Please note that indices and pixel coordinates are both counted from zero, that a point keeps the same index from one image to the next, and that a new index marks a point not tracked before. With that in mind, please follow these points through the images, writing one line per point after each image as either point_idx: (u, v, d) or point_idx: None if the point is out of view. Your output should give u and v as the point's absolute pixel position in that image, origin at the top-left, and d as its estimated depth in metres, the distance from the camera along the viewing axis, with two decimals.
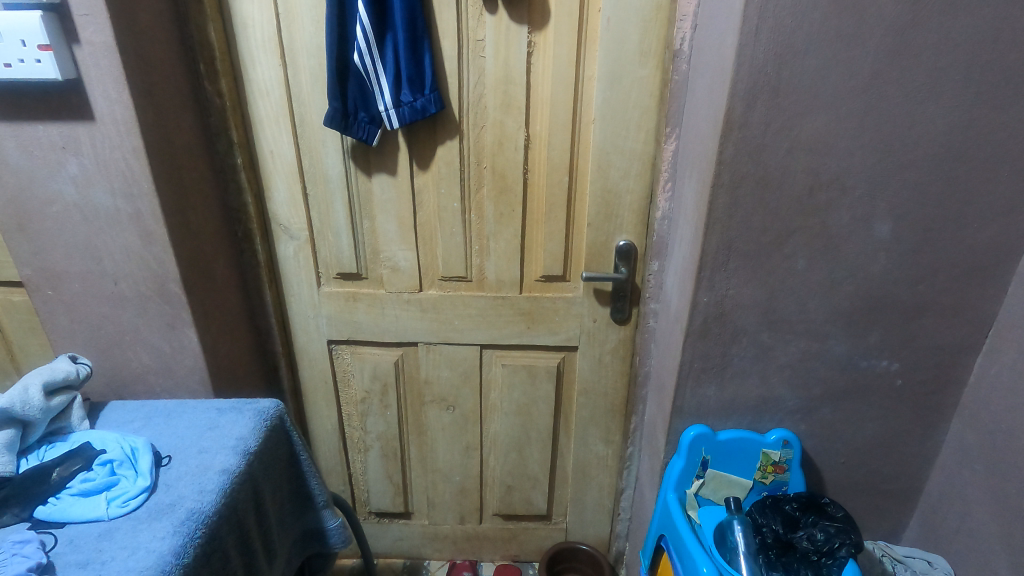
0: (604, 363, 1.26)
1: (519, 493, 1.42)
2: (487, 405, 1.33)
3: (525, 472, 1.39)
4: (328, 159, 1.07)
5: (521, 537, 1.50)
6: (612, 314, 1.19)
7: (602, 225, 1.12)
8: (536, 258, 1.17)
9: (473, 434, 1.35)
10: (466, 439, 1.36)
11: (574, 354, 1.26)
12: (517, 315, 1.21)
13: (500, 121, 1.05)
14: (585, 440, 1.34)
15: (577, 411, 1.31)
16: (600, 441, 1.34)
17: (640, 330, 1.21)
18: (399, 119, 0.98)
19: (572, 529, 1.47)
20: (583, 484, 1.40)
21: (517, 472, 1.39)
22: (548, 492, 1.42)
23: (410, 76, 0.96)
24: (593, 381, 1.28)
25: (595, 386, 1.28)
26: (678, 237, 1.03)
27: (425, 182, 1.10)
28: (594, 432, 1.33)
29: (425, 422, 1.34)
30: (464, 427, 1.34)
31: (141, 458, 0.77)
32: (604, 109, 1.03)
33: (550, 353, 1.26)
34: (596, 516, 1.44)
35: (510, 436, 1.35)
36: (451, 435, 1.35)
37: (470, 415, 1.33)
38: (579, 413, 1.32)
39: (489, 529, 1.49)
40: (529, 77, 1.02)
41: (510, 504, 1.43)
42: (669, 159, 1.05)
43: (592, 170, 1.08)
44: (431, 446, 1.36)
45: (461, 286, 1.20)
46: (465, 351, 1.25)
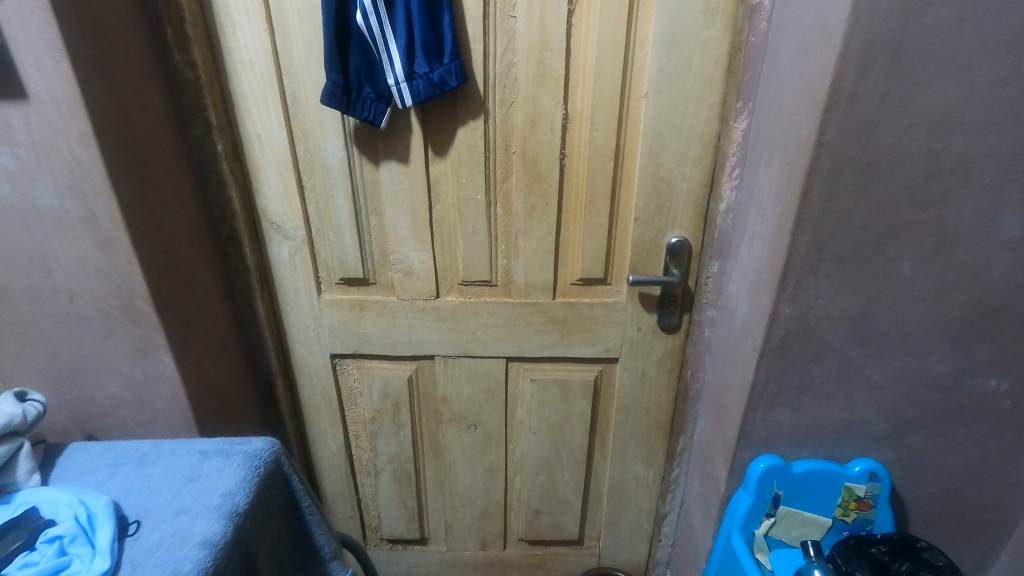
0: (647, 376, 1.10)
1: (547, 516, 1.27)
2: (513, 423, 1.17)
3: (555, 495, 1.24)
4: (327, 144, 0.89)
5: (549, 563, 1.35)
6: (659, 321, 1.04)
7: (651, 219, 0.96)
8: (572, 259, 1.00)
9: (497, 455, 1.20)
10: (489, 460, 1.20)
11: (612, 366, 1.11)
12: (549, 323, 1.05)
13: (534, 95, 0.87)
14: (623, 459, 1.19)
15: (615, 429, 1.16)
16: (640, 461, 1.19)
17: (691, 340, 1.05)
18: (413, 95, 0.81)
19: (605, 554, 1.32)
20: (620, 506, 1.25)
21: (546, 495, 1.24)
22: (580, 516, 1.27)
23: (424, 41, 0.78)
24: (634, 396, 1.12)
25: (636, 401, 1.13)
26: (748, 236, 0.86)
27: (445, 171, 0.93)
28: (633, 450, 1.18)
29: (444, 443, 1.19)
30: (487, 447, 1.19)
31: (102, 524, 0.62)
32: (659, 81, 0.85)
33: (586, 365, 1.10)
34: (633, 539, 1.30)
35: (538, 457, 1.19)
36: (473, 455, 1.20)
37: (494, 435, 1.18)
38: (618, 432, 1.16)
39: (514, 555, 1.34)
40: (570, 41, 0.84)
41: (537, 528, 1.28)
42: (738, 140, 0.87)
43: (641, 155, 0.91)
44: (450, 467, 1.21)
45: (485, 291, 1.03)
46: (489, 364, 1.09)
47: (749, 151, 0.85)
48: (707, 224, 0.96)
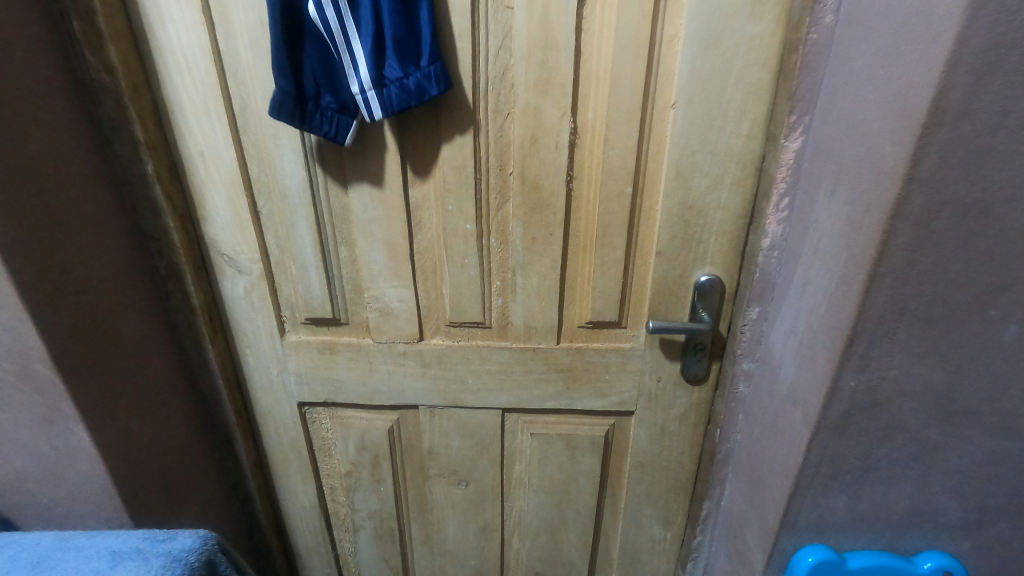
0: (667, 431, 0.94)
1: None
2: (510, 479, 1.02)
3: (558, 557, 1.08)
4: (284, 163, 0.74)
5: None
6: (684, 372, 0.88)
7: (676, 254, 0.79)
8: (580, 298, 0.84)
9: (492, 514, 1.05)
10: (483, 519, 1.05)
11: (627, 420, 0.95)
12: (553, 372, 0.89)
13: (534, 105, 0.70)
14: (637, 521, 1.03)
15: (629, 488, 1.00)
16: (657, 523, 1.03)
17: (720, 393, 0.89)
18: (383, 107, 0.64)
19: None
20: (632, 570, 1.09)
21: (548, 557, 1.08)
22: None
23: (396, 38, 0.61)
24: (652, 452, 0.96)
25: (654, 458, 0.97)
26: (800, 283, 0.69)
27: (427, 195, 0.77)
28: (649, 512, 1.02)
29: (432, 499, 1.04)
30: (481, 505, 1.04)
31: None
32: (690, 88, 0.69)
33: (595, 418, 0.94)
34: None
35: (538, 517, 1.04)
36: (465, 512, 1.05)
37: (489, 492, 1.02)
38: (632, 491, 1.01)
39: None
40: (580, 38, 0.67)
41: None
42: (789, 162, 0.69)
43: (665, 178, 0.74)
44: (438, 525, 1.06)
45: (476, 334, 0.88)
46: (483, 416, 0.94)
47: (804, 177, 0.67)
48: (746, 261, 0.79)
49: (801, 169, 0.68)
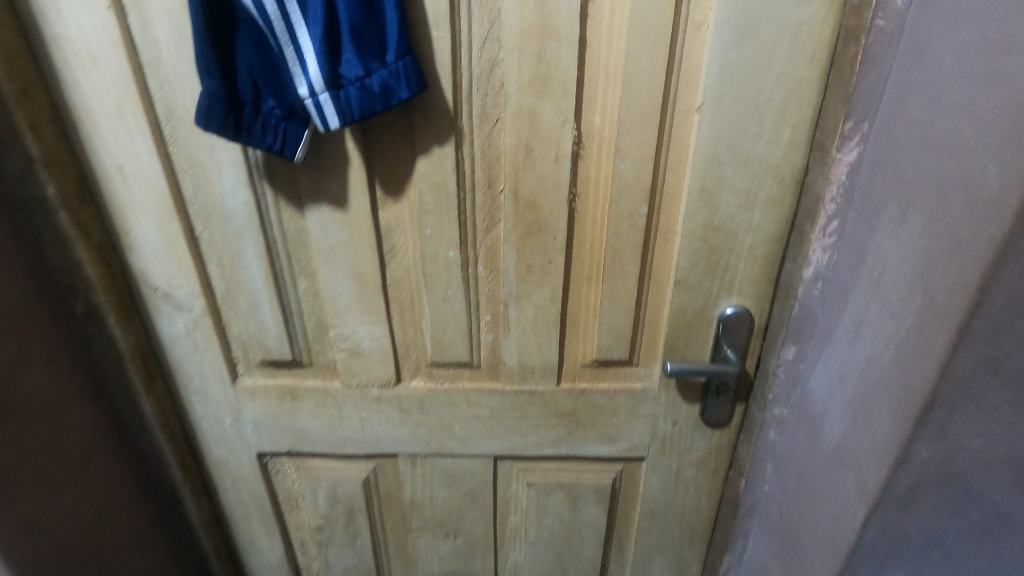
0: (683, 478, 0.83)
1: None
2: (504, 530, 0.89)
3: None
4: (223, 181, 0.60)
5: None
6: (704, 416, 0.76)
7: (698, 283, 0.67)
8: (586, 333, 0.71)
9: (483, 567, 0.93)
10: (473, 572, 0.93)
11: (637, 466, 0.83)
12: (552, 416, 0.77)
13: (530, 109, 0.57)
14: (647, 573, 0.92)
15: (638, 539, 0.88)
16: (668, 575, 0.92)
17: (745, 439, 0.77)
18: (339, 113, 0.51)
19: None
20: None
21: None
22: None
23: (354, 25, 0.48)
24: (665, 501, 0.85)
25: (667, 507, 0.85)
26: (854, 324, 0.57)
27: (401, 216, 0.64)
28: (661, 563, 0.91)
29: (416, 553, 0.91)
30: (471, 558, 0.92)
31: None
32: (721, 87, 0.56)
33: (600, 465, 0.82)
34: None
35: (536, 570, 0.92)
36: (453, 566, 0.93)
37: (480, 545, 0.90)
38: (642, 542, 0.89)
39: None
40: (585, 25, 0.54)
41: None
42: (842, 179, 0.57)
43: (687, 195, 0.62)
44: None
45: (463, 375, 0.75)
46: (472, 464, 0.82)
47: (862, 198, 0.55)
48: (783, 292, 0.67)
49: (857, 187, 0.55)
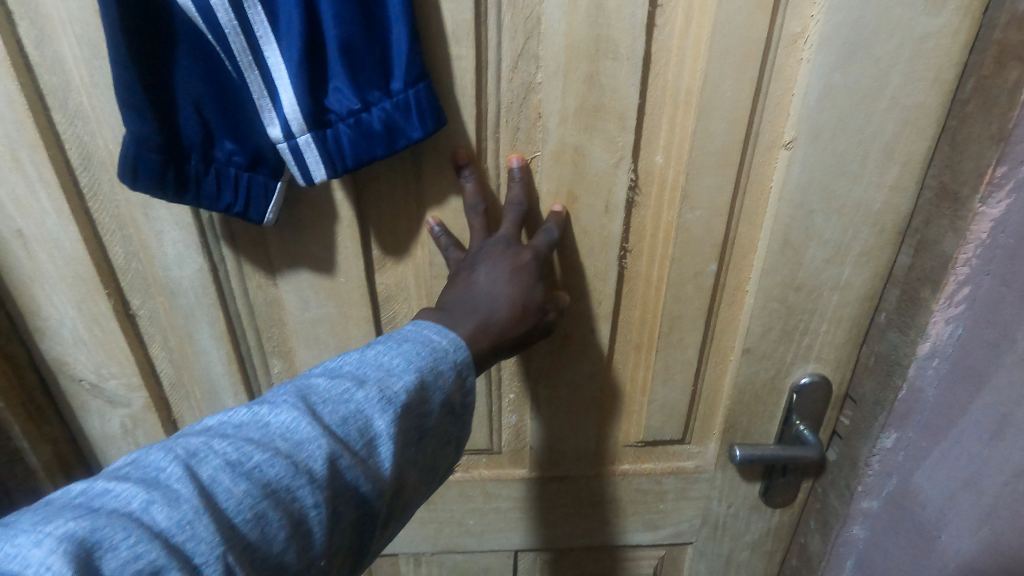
0: (735, 564, 0.70)
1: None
2: None
3: None
4: (166, 246, 0.45)
5: None
6: (766, 496, 0.63)
7: (770, 350, 0.55)
8: (628, 410, 0.59)
9: None
10: None
11: (680, 551, 0.70)
12: (584, 504, 0.64)
13: (574, 147, 0.44)
14: None
15: None
16: None
17: (817, 530, 0.63)
18: (327, 159, 0.37)
19: None
20: None
21: None
22: None
23: (346, 41, 0.34)
24: None
25: None
26: (991, 423, 0.50)
27: (402, 282, 0.50)
28: None
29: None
30: None
31: (153, 499, 0.27)
32: (819, 118, 0.44)
33: (638, 552, 0.70)
34: None
35: None
36: None
37: None
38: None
39: None
40: (651, 42, 0.41)
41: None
42: (982, 237, 0.43)
43: (765, 249, 0.50)
44: None
45: (478, 462, 0.62)
46: (487, 561, 0.68)
47: (1008, 262, 0.44)
48: (881, 367, 0.52)
49: (1002, 250, 0.44)
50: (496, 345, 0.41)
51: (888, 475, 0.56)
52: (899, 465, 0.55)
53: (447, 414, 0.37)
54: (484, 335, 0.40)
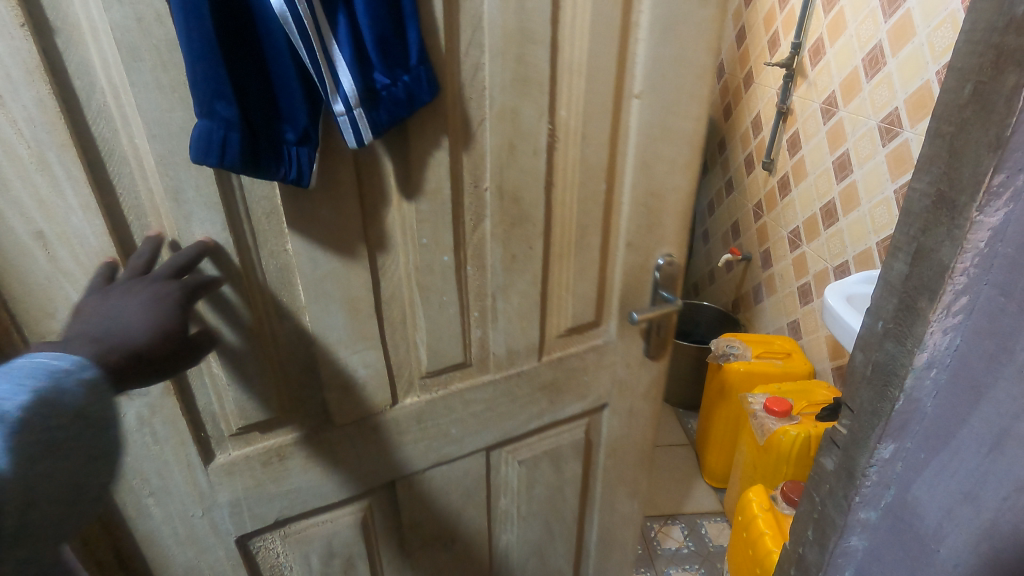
0: (635, 414, 0.94)
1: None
2: (494, 518, 0.91)
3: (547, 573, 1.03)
4: (191, 225, 0.51)
5: None
6: (648, 352, 0.86)
7: (641, 243, 0.76)
8: (556, 309, 0.77)
9: (479, 561, 0.93)
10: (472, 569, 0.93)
11: (598, 416, 0.91)
12: (536, 391, 0.81)
13: (512, 108, 0.60)
14: (613, 505, 1.02)
15: (599, 479, 0.98)
16: (630, 500, 1.04)
17: (815, 539, 0.69)
18: (375, 124, 0.49)
19: None
20: (608, 551, 1.08)
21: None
22: None
23: (379, 33, 0.47)
24: (622, 438, 0.95)
25: (626, 441, 0.96)
26: (990, 437, 0.54)
27: (391, 233, 0.61)
28: (622, 491, 1.02)
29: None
30: (469, 558, 0.91)
31: None
32: (654, 75, 0.65)
33: (572, 425, 0.89)
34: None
35: (525, 544, 0.96)
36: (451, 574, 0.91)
37: (476, 540, 0.90)
38: (607, 481, 0.99)
39: None
40: (556, 29, 0.58)
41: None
42: (977, 247, 0.48)
43: (631, 169, 0.70)
44: None
45: (454, 378, 0.74)
46: (466, 464, 0.82)
47: (1007, 271, 0.50)
48: (878, 376, 0.57)
49: (1000, 259, 0.49)
50: (135, 361, 0.46)
51: (884, 483, 0.62)
52: (898, 476, 0.61)
53: (81, 422, 0.39)
54: (121, 352, 0.45)
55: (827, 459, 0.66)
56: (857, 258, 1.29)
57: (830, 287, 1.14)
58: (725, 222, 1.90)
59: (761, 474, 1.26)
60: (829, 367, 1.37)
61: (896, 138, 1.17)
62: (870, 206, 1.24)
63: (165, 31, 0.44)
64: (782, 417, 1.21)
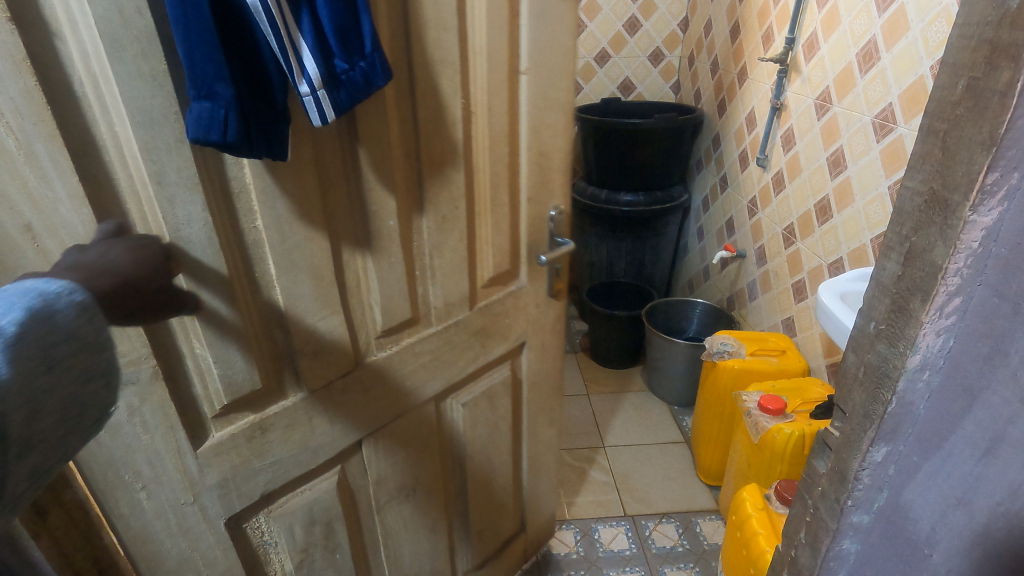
0: (547, 350, 1.03)
1: (490, 531, 1.13)
2: (445, 462, 0.95)
3: (493, 506, 1.10)
4: (178, 209, 0.51)
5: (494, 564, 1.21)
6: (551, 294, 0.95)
7: (540, 199, 0.85)
8: (480, 261, 0.82)
9: (438, 508, 0.96)
10: (432, 517, 0.96)
11: (519, 355, 0.98)
12: (469, 338, 0.85)
13: (431, 86, 0.64)
14: (538, 433, 1.12)
15: (524, 411, 1.06)
16: (552, 428, 1.15)
17: (807, 543, 0.61)
18: (337, 107, 0.50)
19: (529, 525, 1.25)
20: (536, 476, 1.19)
21: (487, 511, 1.09)
22: (514, 509, 1.18)
23: (337, 23, 0.48)
24: (541, 372, 1.05)
25: (542, 375, 1.05)
26: (982, 441, 0.47)
27: (345, 200, 0.63)
28: (546, 420, 1.12)
29: (386, 534, 0.89)
30: (429, 507, 0.94)
31: None
32: (537, 52, 0.73)
33: (496, 365, 0.95)
34: (548, 495, 1.26)
35: (474, 480, 1.01)
36: (416, 524, 0.93)
37: (434, 487, 0.94)
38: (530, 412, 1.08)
39: None
40: (460, 13, 0.64)
41: (483, 550, 1.13)
42: (972, 244, 0.42)
43: (527, 135, 0.78)
44: (394, 551, 0.91)
45: (403, 333, 0.77)
46: (419, 414, 0.85)
47: (1000, 272, 0.43)
48: (871, 378, 0.50)
49: (995, 257, 0.42)
50: (129, 291, 0.47)
51: (877, 489, 0.54)
52: (889, 479, 0.53)
53: (74, 345, 0.40)
54: (110, 277, 0.46)
55: (818, 460, 0.58)
56: (851, 256, 1.28)
57: (822, 287, 1.12)
58: (720, 218, 1.92)
59: (755, 473, 1.25)
60: (825, 365, 1.37)
61: (890, 134, 1.16)
62: (864, 203, 1.24)
63: (144, 22, 0.44)
64: (775, 415, 1.21)
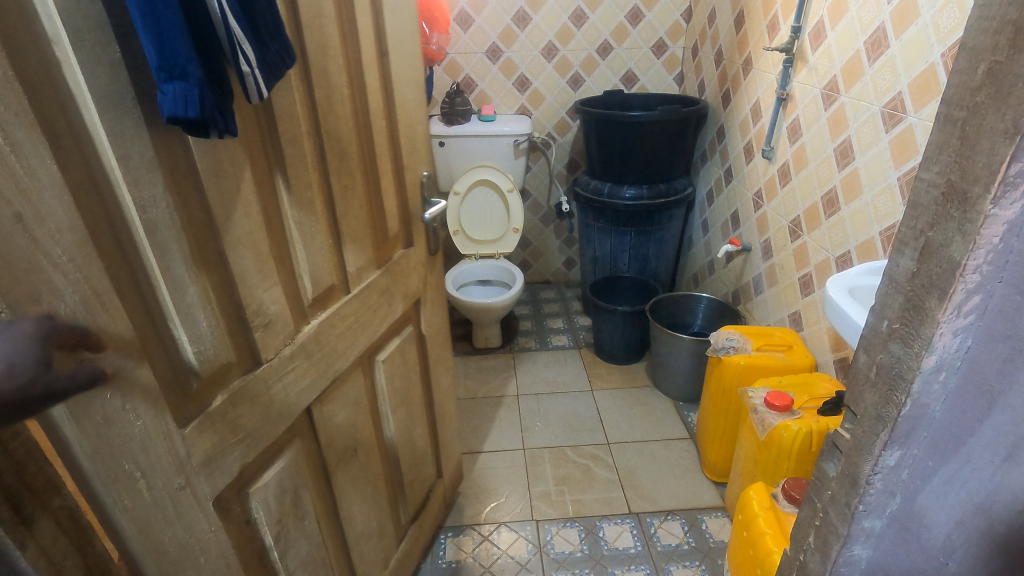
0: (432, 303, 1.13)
1: (417, 479, 1.20)
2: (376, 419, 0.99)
3: (417, 454, 1.18)
4: (140, 191, 0.50)
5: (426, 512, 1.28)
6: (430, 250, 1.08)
7: (410, 165, 0.94)
8: (375, 224, 0.88)
9: (376, 465, 1.00)
10: (373, 474, 1.00)
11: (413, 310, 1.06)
12: (377, 297, 0.90)
13: (321, 67, 0.68)
14: (438, 382, 1.21)
15: (426, 361, 1.15)
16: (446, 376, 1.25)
17: (816, 548, 0.59)
18: (265, 84, 0.55)
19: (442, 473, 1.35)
20: (443, 421, 1.28)
21: (413, 461, 1.16)
22: (431, 455, 1.27)
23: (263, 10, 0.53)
24: (432, 324, 1.14)
25: (434, 326, 1.15)
26: (1003, 446, 0.45)
27: (269, 174, 0.65)
28: (441, 368, 1.22)
29: (342, 498, 0.91)
30: (369, 465, 0.98)
31: None
32: (392, 33, 0.81)
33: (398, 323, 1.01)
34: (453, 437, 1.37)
35: (399, 432, 1.07)
36: (362, 481, 0.96)
37: (371, 444, 0.98)
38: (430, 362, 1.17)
39: (410, 540, 1.21)
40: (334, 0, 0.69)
41: (415, 499, 1.21)
42: (993, 241, 0.39)
43: (392, 109, 0.85)
44: (348, 513, 0.93)
45: (327, 299, 0.79)
46: (353, 374, 0.88)
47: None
48: (883, 380, 0.48)
49: (1017, 252, 0.40)
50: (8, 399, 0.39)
51: (889, 494, 0.52)
52: (902, 484, 0.52)
53: None
54: None
55: (829, 463, 0.56)
56: (859, 249, 1.25)
57: (831, 280, 1.10)
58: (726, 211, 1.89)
59: (762, 470, 1.23)
60: (832, 360, 1.34)
61: (899, 124, 1.13)
62: (872, 195, 1.21)
63: (98, 11, 0.44)
64: (782, 411, 1.18)
